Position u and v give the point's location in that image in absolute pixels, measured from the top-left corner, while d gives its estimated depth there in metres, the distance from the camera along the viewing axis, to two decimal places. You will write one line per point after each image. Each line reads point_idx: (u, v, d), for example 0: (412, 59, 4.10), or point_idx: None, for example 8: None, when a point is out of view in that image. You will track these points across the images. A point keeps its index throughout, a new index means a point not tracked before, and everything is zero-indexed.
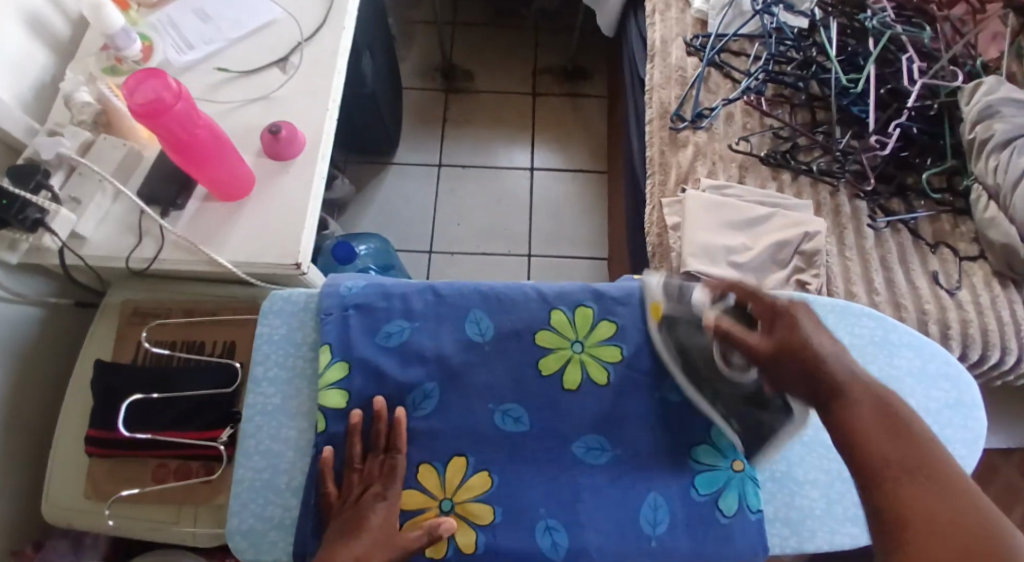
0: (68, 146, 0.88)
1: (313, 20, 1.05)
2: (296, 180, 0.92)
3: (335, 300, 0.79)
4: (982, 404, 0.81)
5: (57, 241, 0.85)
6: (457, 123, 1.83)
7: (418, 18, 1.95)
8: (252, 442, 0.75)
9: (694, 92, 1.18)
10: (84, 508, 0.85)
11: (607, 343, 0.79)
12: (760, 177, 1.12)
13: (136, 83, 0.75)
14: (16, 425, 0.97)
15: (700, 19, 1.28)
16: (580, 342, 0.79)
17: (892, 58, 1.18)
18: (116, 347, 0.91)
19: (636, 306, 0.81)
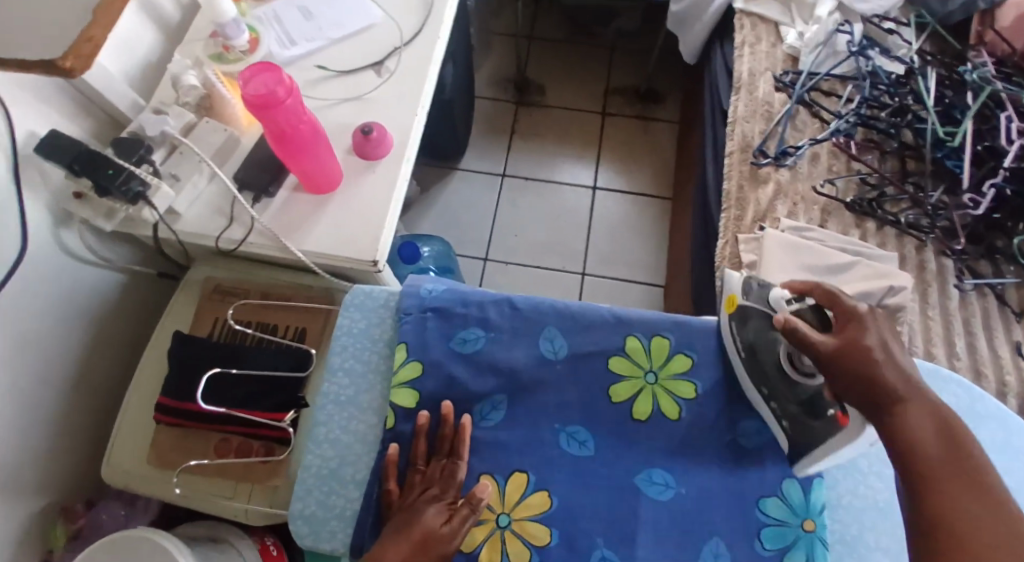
0: (172, 125, 0.92)
1: (413, 24, 1.08)
2: (380, 178, 0.95)
3: (415, 301, 0.79)
4: None
5: (154, 215, 0.89)
6: (524, 136, 1.83)
7: (496, 28, 1.96)
8: (323, 430, 0.76)
9: (780, 129, 1.17)
10: (146, 474, 0.87)
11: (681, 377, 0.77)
12: (843, 223, 1.10)
13: (252, 75, 0.79)
14: (84, 386, 0.99)
15: (792, 55, 1.26)
16: (654, 373, 0.77)
17: (989, 115, 1.12)
18: (194, 320, 0.94)
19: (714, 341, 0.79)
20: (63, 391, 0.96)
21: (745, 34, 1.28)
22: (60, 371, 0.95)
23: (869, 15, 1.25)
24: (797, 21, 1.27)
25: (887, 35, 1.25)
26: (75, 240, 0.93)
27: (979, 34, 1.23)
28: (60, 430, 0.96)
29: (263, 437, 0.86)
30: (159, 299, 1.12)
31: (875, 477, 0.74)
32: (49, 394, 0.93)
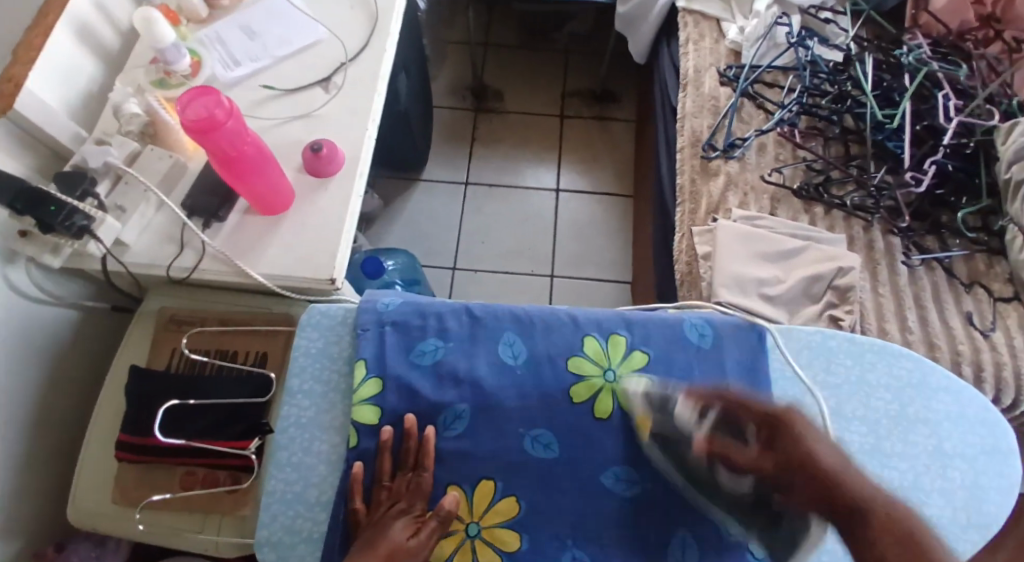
0: (115, 156, 0.91)
1: (358, 40, 1.09)
2: (333, 197, 0.95)
3: (372, 316, 0.80)
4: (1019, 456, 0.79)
5: (100, 248, 0.89)
6: (485, 143, 1.84)
7: (450, 38, 1.97)
8: (284, 453, 0.76)
9: (727, 121, 1.19)
10: (111, 513, 0.86)
11: (640, 374, 0.78)
12: (793, 210, 1.12)
13: (189, 99, 0.78)
14: (44, 427, 0.98)
15: (734, 49, 1.28)
16: (613, 371, 0.78)
17: (927, 95, 1.17)
18: (150, 353, 0.93)
19: (668, 334, 0.81)
20: (22, 433, 0.94)
21: (688, 32, 1.30)
22: (17, 413, 0.93)
23: (806, 6, 1.29)
24: (738, 17, 1.30)
25: (824, 24, 1.29)
26: (24, 280, 0.92)
27: (912, 17, 1.28)
28: (23, 472, 0.95)
29: (227, 466, 0.85)
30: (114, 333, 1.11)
31: None
32: (7, 436, 0.92)
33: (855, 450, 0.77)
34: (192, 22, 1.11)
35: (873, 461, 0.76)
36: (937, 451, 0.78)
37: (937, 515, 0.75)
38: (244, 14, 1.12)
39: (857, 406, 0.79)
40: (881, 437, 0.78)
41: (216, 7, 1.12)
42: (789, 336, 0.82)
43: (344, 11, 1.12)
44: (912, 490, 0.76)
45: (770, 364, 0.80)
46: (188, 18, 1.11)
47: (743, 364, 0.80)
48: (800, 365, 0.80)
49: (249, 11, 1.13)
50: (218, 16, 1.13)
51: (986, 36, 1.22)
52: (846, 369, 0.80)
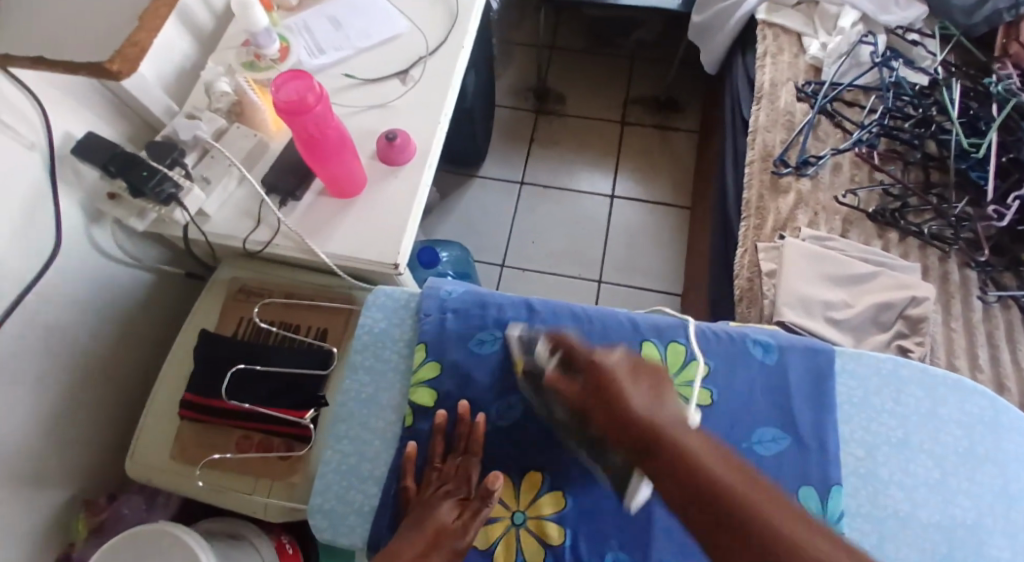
0: (204, 131, 0.95)
1: (439, 34, 1.11)
2: (402, 184, 0.97)
3: (435, 302, 0.80)
4: None
5: (185, 216, 0.90)
6: (543, 144, 1.84)
7: (517, 39, 1.98)
8: (344, 425, 0.77)
9: (801, 138, 1.17)
10: (169, 469, 0.89)
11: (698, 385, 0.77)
12: (865, 233, 1.09)
13: (283, 82, 0.81)
14: (110, 382, 1.02)
15: (814, 65, 1.25)
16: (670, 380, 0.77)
17: (1016, 126, 1.10)
18: (220, 319, 0.96)
19: (729, 347, 0.80)
20: (90, 386, 0.98)
21: (766, 45, 1.28)
22: (88, 365, 0.97)
23: (893, 26, 1.25)
24: (820, 32, 1.27)
25: (911, 46, 1.25)
26: (107, 240, 0.96)
27: (1003, 47, 1.21)
28: (86, 423, 0.98)
29: (283, 433, 0.87)
30: (185, 299, 1.14)
31: (896, 487, 0.73)
32: (74, 386, 0.95)
33: (919, 483, 0.74)
34: (280, 6, 1.15)
35: (938, 496, 0.73)
36: (1004, 492, 0.74)
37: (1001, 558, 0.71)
38: (330, 3, 1.15)
39: (925, 438, 0.76)
40: (946, 472, 0.75)
41: None
42: (857, 361, 0.80)
43: (426, 4, 1.14)
44: (976, 529, 0.72)
45: (835, 389, 0.78)
46: (278, 1, 1.14)
47: (807, 386, 0.77)
48: (867, 392, 0.78)
49: None
50: (305, 3, 1.16)
51: None
52: (915, 400, 0.78)
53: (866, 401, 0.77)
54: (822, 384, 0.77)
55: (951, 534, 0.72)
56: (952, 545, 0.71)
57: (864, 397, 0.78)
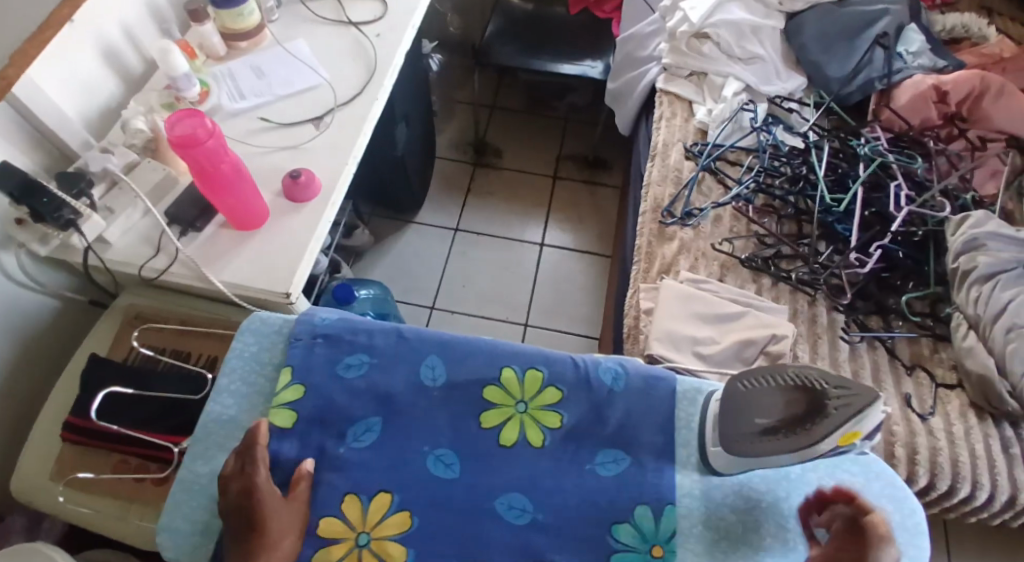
0: (114, 164, 1.02)
1: (354, 87, 1.21)
2: (304, 218, 1.04)
3: (307, 327, 0.85)
4: (928, 535, 0.78)
5: (83, 240, 0.96)
6: (479, 195, 1.95)
7: (459, 97, 2.10)
8: (199, 446, 0.79)
9: (686, 192, 1.27)
10: (46, 491, 0.91)
11: (550, 409, 0.81)
12: (741, 278, 1.17)
13: (176, 119, 0.87)
14: (3, 406, 1.04)
15: (702, 128, 1.36)
16: (524, 404, 0.81)
17: (882, 183, 1.23)
18: (112, 343, 1.00)
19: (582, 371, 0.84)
20: None
21: (662, 110, 1.40)
22: None
23: (772, 96, 1.37)
24: (708, 100, 1.39)
25: (788, 113, 1.36)
26: (12, 263, 1.01)
27: (875, 111, 1.35)
28: None
29: (158, 459, 0.91)
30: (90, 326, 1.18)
31: (729, 510, 0.77)
32: None
33: (752, 508, 0.78)
34: (210, 58, 1.24)
35: (771, 522, 0.78)
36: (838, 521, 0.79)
37: None
38: (258, 55, 1.25)
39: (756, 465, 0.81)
40: (778, 498, 0.79)
41: (232, 47, 1.25)
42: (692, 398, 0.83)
43: (346, 61, 1.25)
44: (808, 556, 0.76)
45: (675, 414, 0.82)
46: (207, 54, 1.24)
47: (649, 412, 0.81)
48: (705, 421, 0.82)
49: (263, 53, 1.25)
50: (234, 55, 1.26)
51: (949, 134, 1.30)
52: None
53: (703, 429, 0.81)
54: (665, 407, 0.82)
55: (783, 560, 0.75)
56: None
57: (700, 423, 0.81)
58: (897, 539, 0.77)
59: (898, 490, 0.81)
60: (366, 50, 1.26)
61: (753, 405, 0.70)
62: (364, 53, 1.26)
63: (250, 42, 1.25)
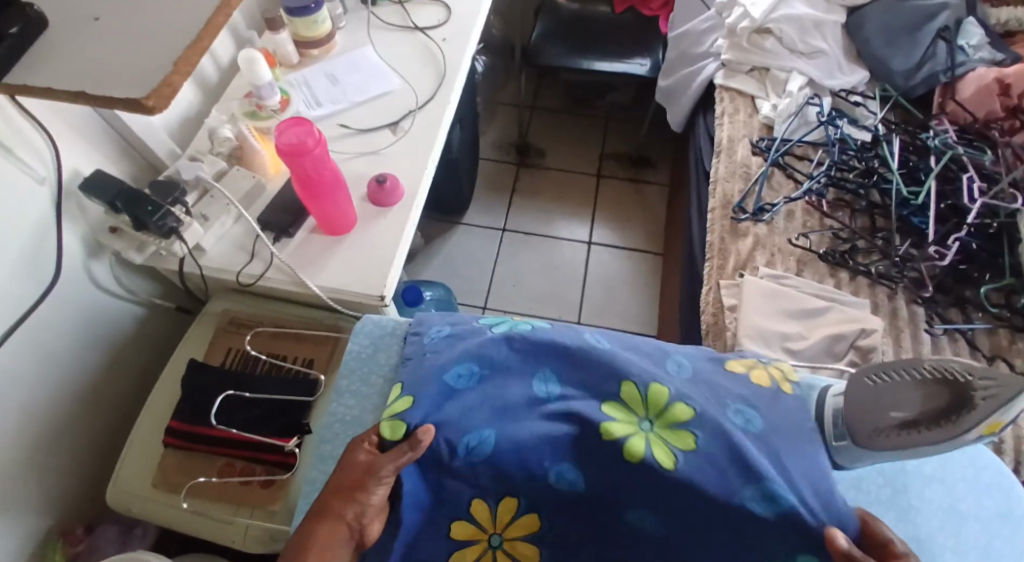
0: (205, 171, 1.02)
1: (427, 90, 1.21)
2: (392, 223, 1.05)
3: (417, 346, 0.87)
4: None
5: (184, 248, 0.97)
6: (525, 194, 1.95)
7: (501, 98, 2.12)
8: (328, 449, 0.83)
9: (757, 188, 1.27)
10: (151, 497, 0.92)
11: (681, 427, 0.74)
12: (819, 273, 1.18)
13: (285, 127, 0.89)
14: (95, 413, 1.05)
15: (767, 124, 1.37)
16: (650, 420, 0.76)
17: (953, 176, 1.23)
18: (209, 349, 1.01)
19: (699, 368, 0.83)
20: (75, 414, 1.01)
21: (724, 106, 1.40)
22: (77, 393, 1.01)
23: (837, 90, 1.39)
24: (771, 95, 1.40)
25: (854, 106, 1.37)
26: (104, 272, 1.02)
27: (940, 105, 1.35)
28: (66, 451, 1.01)
29: (265, 461, 0.91)
30: (174, 333, 1.19)
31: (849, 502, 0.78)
32: (60, 411, 0.98)
33: (872, 499, 0.78)
34: (282, 64, 1.25)
35: (892, 512, 0.78)
36: (952, 510, 0.78)
37: None
38: (329, 61, 1.25)
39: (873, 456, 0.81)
40: (897, 489, 0.79)
41: (304, 54, 1.26)
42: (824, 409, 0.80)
43: (417, 65, 1.25)
44: (928, 546, 0.76)
45: (811, 439, 0.76)
46: (280, 60, 1.24)
47: (780, 429, 0.76)
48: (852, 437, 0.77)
49: (334, 59, 1.26)
50: (305, 61, 1.26)
51: (1012, 125, 1.26)
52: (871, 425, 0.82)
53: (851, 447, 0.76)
54: (794, 408, 0.79)
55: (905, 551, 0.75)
56: None
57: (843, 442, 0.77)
58: (999, 528, 0.78)
59: (1003, 473, 0.81)
60: (435, 54, 1.26)
61: (891, 399, 0.72)
62: (434, 57, 1.26)
63: (322, 49, 1.26)
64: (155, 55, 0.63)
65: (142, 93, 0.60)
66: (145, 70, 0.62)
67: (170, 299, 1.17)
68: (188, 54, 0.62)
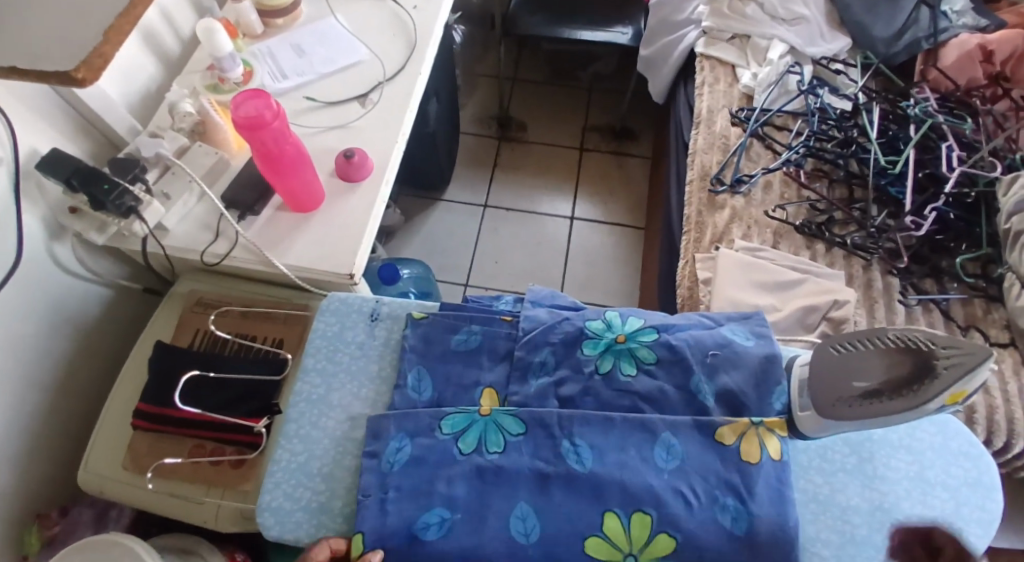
0: (166, 148, 0.99)
1: (396, 62, 1.18)
2: (360, 199, 1.03)
3: (375, 480, 0.77)
4: (1001, 490, 0.79)
5: (144, 229, 0.93)
6: (506, 168, 1.93)
7: (481, 70, 2.09)
8: (293, 426, 0.83)
9: (735, 159, 1.25)
10: (122, 479, 0.90)
11: None
12: (795, 245, 1.17)
13: (242, 99, 0.86)
14: (67, 398, 1.04)
15: (747, 94, 1.35)
16: (635, 556, 0.72)
17: (932, 145, 1.21)
18: (176, 330, 0.99)
19: (692, 446, 0.77)
20: (45, 399, 1.00)
21: (703, 75, 1.38)
22: (46, 376, 0.99)
23: (817, 58, 1.36)
24: (751, 64, 1.37)
25: (835, 74, 1.35)
26: (67, 254, 0.99)
27: (922, 72, 1.32)
28: (39, 436, 1.00)
29: (235, 441, 0.90)
30: (146, 314, 1.17)
31: (814, 471, 0.78)
32: (31, 397, 0.97)
33: (837, 468, 0.79)
34: (247, 36, 1.21)
35: (857, 480, 0.78)
36: (919, 478, 0.78)
37: (918, 540, 0.75)
38: (295, 32, 1.22)
39: None
40: (864, 459, 0.79)
41: (270, 25, 1.23)
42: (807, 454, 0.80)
43: (385, 35, 1.22)
44: (893, 513, 0.76)
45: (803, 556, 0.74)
46: (244, 31, 1.21)
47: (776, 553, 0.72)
48: (834, 488, 0.78)
49: (300, 30, 1.22)
50: (272, 33, 1.23)
51: (994, 93, 1.25)
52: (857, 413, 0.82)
53: (833, 498, 0.77)
54: (789, 491, 0.75)
55: (871, 517, 0.76)
56: (871, 528, 0.75)
57: (829, 493, 0.77)
58: (968, 495, 0.78)
59: (971, 441, 0.81)
60: (403, 24, 1.23)
61: (854, 367, 0.70)
62: (403, 27, 1.23)
63: (287, 19, 1.22)
64: (87, 25, 0.62)
65: (71, 65, 0.59)
66: (75, 39, 0.61)
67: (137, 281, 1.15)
68: (119, 24, 0.61)
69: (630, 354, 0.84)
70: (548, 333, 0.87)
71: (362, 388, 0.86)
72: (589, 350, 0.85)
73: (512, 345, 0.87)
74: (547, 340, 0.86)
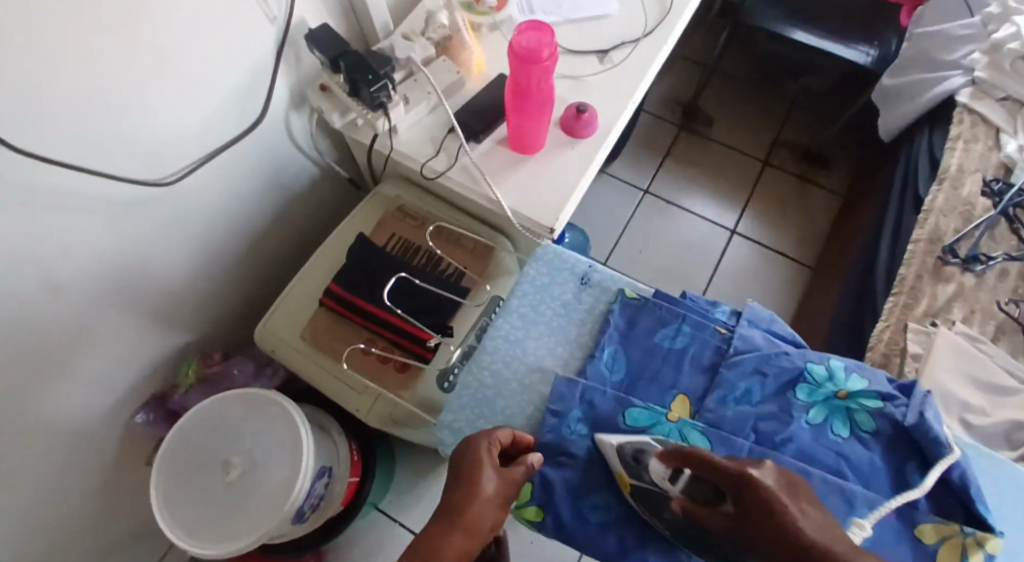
0: (417, 54, 0.96)
1: (648, 24, 1.09)
2: (576, 158, 0.96)
3: (550, 442, 0.75)
4: None
5: (385, 126, 0.92)
6: (679, 160, 1.83)
7: (683, 52, 1.97)
8: (486, 358, 0.81)
9: (977, 233, 1.12)
10: (296, 348, 0.91)
11: None
12: (1017, 347, 1.04)
13: (524, 29, 0.81)
14: (256, 262, 1.05)
15: (1005, 164, 1.20)
16: None
17: None
18: (375, 227, 0.97)
19: (891, 532, 0.67)
20: (237, 259, 1.01)
21: (961, 128, 1.23)
22: (245, 237, 1.00)
23: None
24: (1019, 132, 1.21)
25: None
26: (300, 127, 0.99)
27: None
28: (225, 292, 1.02)
29: (406, 351, 0.89)
30: (339, 204, 1.17)
31: None
32: (232, 254, 0.99)
33: None
34: None
35: None
36: None
37: None
38: None
39: None
40: None
41: None
42: None
43: None
44: None
45: None
46: None
47: None
48: None
49: None
50: None
51: None
52: None
53: None
54: None
55: None
56: None
57: None
58: None
59: None
60: None
61: None
62: None
63: None
64: None
65: None
66: None
67: (344, 169, 1.15)
68: None
69: (846, 414, 0.73)
70: (763, 361, 0.77)
71: (557, 347, 0.82)
72: (802, 396, 0.75)
73: (718, 360, 0.79)
74: (758, 368, 0.77)
